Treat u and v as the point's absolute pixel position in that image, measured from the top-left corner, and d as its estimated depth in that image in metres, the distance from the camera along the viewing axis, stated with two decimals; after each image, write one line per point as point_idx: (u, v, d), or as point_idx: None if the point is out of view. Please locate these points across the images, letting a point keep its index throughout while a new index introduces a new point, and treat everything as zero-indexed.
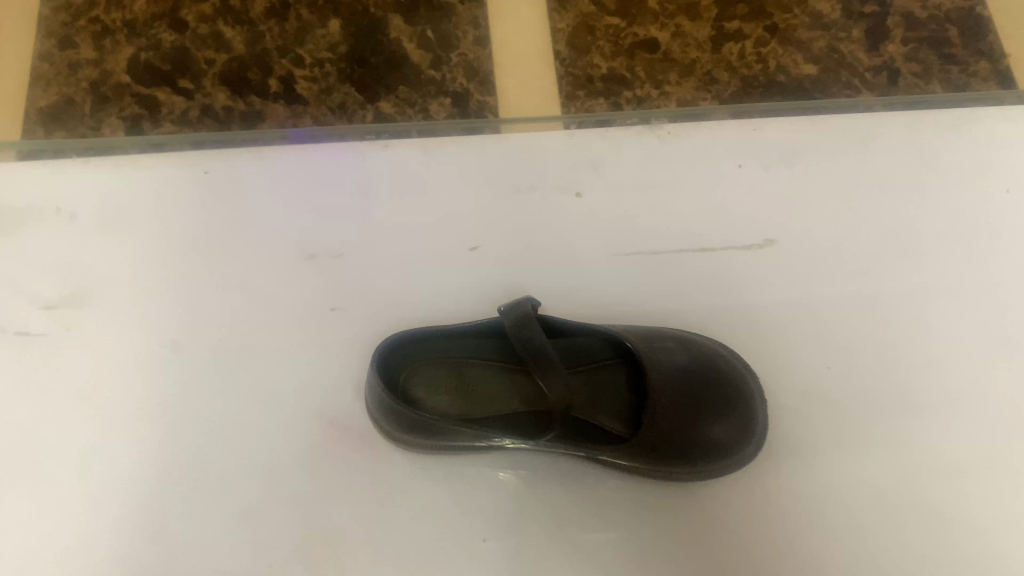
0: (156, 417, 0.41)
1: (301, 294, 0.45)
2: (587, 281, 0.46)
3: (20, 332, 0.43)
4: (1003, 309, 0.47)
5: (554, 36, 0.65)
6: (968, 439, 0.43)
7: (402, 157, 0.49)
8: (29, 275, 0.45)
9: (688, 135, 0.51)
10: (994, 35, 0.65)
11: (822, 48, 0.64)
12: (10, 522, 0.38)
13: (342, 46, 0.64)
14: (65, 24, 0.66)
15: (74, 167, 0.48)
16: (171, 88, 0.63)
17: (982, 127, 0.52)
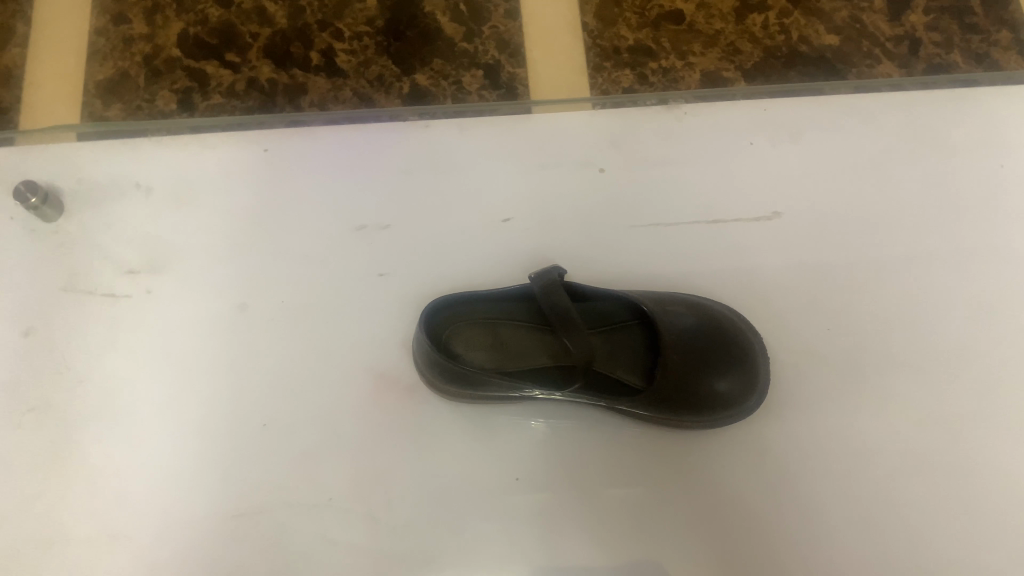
0: (222, 371, 0.46)
1: (348, 260, 0.49)
2: (613, 250, 0.50)
3: (107, 295, 0.47)
4: (1009, 276, 0.50)
5: (582, 8, 0.67)
6: (966, 396, 0.46)
7: (440, 134, 0.52)
8: (110, 243, 0.49)
9: (703, 115, 0.53)
10: (1017, 4, 0.67)
11: (844, 18, 0.66)
12: (98, 465, 0.43)
13: (379, 19, 0.67)
14: (118, 1, 0.69)
15: (145, 143, 0.51)
16: (219, 61, 0.67)
17: (995, 102, 0.55)
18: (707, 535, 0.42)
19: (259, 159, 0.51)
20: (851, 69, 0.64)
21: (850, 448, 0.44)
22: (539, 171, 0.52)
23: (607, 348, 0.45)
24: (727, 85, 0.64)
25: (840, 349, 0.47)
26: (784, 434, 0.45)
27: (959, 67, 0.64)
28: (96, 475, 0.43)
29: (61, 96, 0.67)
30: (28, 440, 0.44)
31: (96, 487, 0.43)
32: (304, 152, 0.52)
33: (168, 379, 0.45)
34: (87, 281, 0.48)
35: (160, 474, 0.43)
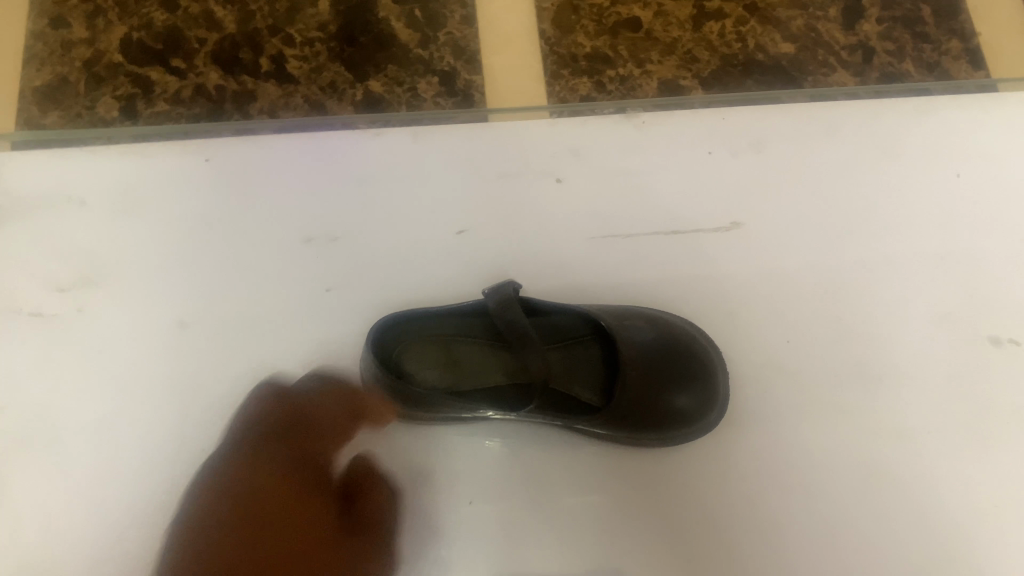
0: (161, 393, 0.44)
1: (294, 274, 0.47)
2: (571, 262, 0.49)
3: (35, 314, 0.45)
4: (969, 285, 0.50)
5: (539, 15, 0.66)
6: (928, 406, 0.46)
7: (393, 144, 0.51)
8: (39, 259, 0.47)
9: (662, 124, 0.53)
10: (967, 14, 0.67)
11: (799, 27, 0.66)
12: (23, 495, 0.41)
13: (331, 25, 0.66)
14: (57, 4, 0.67)
15: (77, 154, 0.49)
16: (164, 67, 0.65)
17: (950, 111, 0.55)
18: (668, 555, 0.41)
19: (200, 168, 0.49)
20: (807, 77, 0.65)
21: (813, 457, 0.44)
22: (496, 182, 0.50)
23: (565, 365, 0.45)
24: (685, 93, 0.64)
25: (802, 358, 0.47)
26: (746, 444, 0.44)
27: (913, 76, 0.65)
28: (23, 504, 0.41)
29: None
30: None
31: (26, 515, 0.40)
32: (251, 162, 0.50)
33: (105, 398, 0.43)
34: (14, 300, 0.45)
35: (96, 498, 0.41)
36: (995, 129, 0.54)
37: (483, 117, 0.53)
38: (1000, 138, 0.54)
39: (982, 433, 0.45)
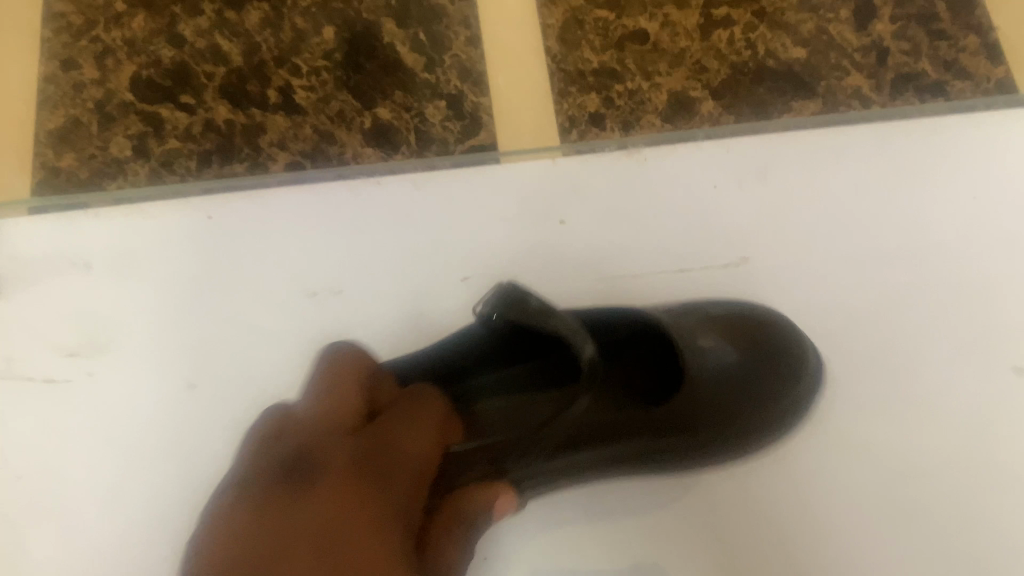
0: (178, 454, 0.46)
1: (304, 328, 0.49)
2: (576, 306, 0.48)
3: (47, 380, 0.48)
4: (991, 312, 0.50)
5: (545, 33, 0.66)
6: (945, 440, 0.47)
7: (395, 194, 0.52)
8: (52, 325, 0.49)
9: (665, 158, 0.53)
10: (984, 7, 0.65)
11: (810, 31, 0.65)
12: (51, 551, 0.45)
13: (337, 53, 0.66)
14: (67, 45, 0.67)
15: (85, 218, 0.51)
16: (174, 103, 0.65)
17: (960, 130, 0.55)
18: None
19: (200, 228, 0.51)
20: (821, 81, 0.63)
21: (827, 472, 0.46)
22: (502, 225, 0.51)
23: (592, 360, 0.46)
24: (696, 105, 0.63)
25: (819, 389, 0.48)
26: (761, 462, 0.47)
27: (930, 76, 0.63)
28: (49, 559, 0.44)
29: (10, 147, 0.65)
30: None
31: (71, 572, 0.44)
32: (258, 219, 0.51)
33: (128, 455, 0.46)
34: (31, 365, 0.48)
35: (135, 554, 0.44)
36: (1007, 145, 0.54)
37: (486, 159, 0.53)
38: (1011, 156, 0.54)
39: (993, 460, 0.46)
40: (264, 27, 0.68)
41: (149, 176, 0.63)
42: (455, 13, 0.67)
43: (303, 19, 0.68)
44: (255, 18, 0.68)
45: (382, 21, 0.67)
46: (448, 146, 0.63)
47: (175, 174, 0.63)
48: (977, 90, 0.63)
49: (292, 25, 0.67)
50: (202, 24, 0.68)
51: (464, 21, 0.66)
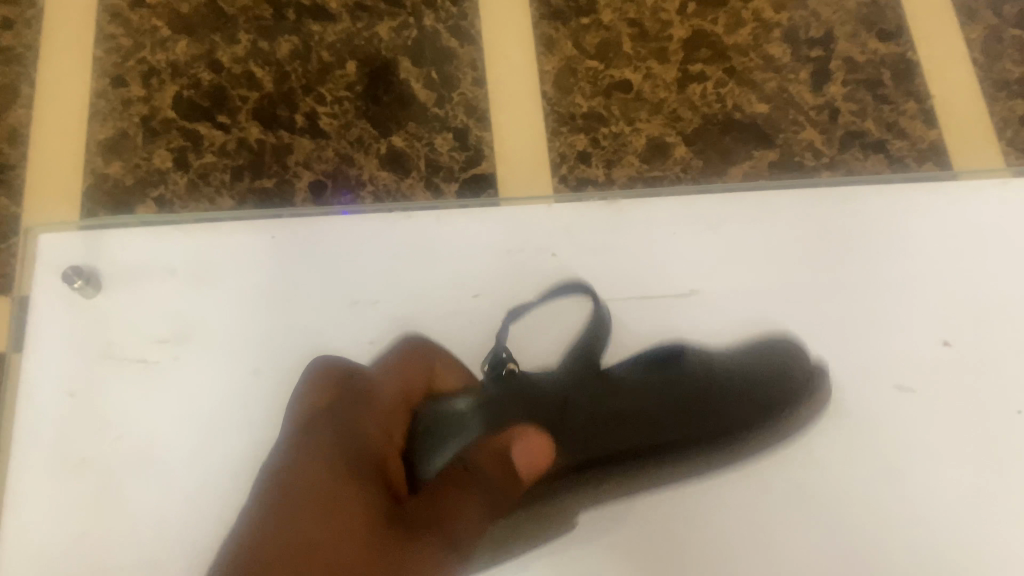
0: (244, 430, 0.54)
1: (342, 329, 0.58)
2: (562, 326, 0.58)
3: (141, 362, 0.56)
4: (896, 362, 0.58)
5: (542, 78, 0.75)
6: (853, 464, 0.55)
7: (422, 224, 0.61)
8: (146, 316, 0.57)
9: (641, 207, 0.62)
10: (923, 77, 0.75)
11: (773, 89, 0.74)
12: (138, 504, 0.53)
13: (358, 85, 0.74)
14: (117, 65, 0.76)
15: (176, 230, 0.60)
16: (211, 122, 0.73)
17: (873, 198, 0.64)
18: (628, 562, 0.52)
19: (266, 246, 0.59)
20: (780, 134, 0.73)
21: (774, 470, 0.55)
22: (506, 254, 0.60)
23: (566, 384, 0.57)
24: (670, 149, 0.72)
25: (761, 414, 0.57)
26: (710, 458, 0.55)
27: (873, 134, 0.73)
28: (133, 508, 0.52)
29: (65, 154, 0.73)
30: (80, 484, 0.53)
31: (144, 522, 0.52)
32: (303, 240, 0.60)
33: (195, 432, 0.54)
34: (127, 350, 0.56)
35: (200, 513, 0.52)
36: (913, 212, 0.63)
37: (493, 201, 0.62)
38: (918, 220, 0.63)
39: (919, 473, 0.55)
40: (294, 57, 0.76)
41: (188, 186, 0.71)
42: (465, 56, 0.76)
43: (329, 53, 0.76)
44: (286, 48, 0.76)
45: (399, 59, 0.76)
46: (453, 174, 0.72)
47: (211, 185, 0.71)
48: (913, 149, 0.72)
49: (319, 58, 0.76)
50: (238, 52, 0.76)
51: (472, 64, 0.75)
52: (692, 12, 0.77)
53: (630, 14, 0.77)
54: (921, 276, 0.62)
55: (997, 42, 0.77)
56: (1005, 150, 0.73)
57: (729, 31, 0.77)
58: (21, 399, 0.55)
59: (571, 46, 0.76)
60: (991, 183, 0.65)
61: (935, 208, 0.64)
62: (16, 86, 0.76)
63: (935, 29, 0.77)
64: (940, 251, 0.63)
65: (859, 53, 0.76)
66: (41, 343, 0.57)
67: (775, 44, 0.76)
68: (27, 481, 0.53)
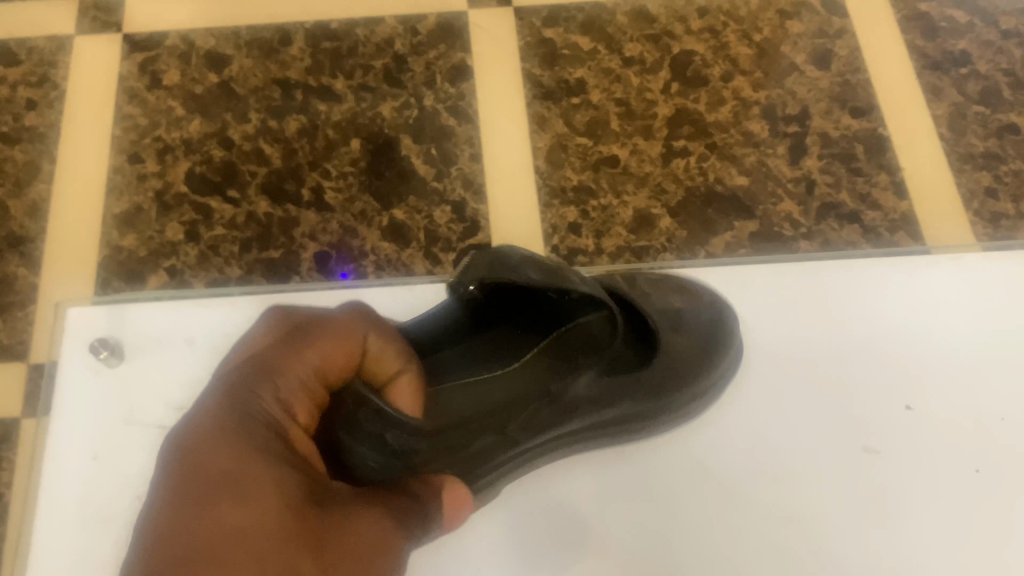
0: None
1: None
2: None
3: (159, 427, 0.58)
4: (866, 425, 0.57)
5: (534, 154, 0.79)
6: (823, 523, 0.53)
7: (421, 296, 0.64)
8: (164, 383, 0.60)
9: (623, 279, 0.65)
10: (893, 151, 0.80)
11: (752, 163, 0.79)
12: None
13: (362, 161, 0.79)
14: (134, 143, 0.80)
15: (198, 303, 0.64)
16: (222, 196, 0.77)
17: (836, 270, 0.64)
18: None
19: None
20: (759, 206, 0.77)
21: (743, 524, 0.53)
22: None
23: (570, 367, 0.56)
24: (656, 221, 0.76)
25: (727, 462, 0.55)
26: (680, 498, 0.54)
27: (847, 206, 0.77)
28: None
29: (83, 226, 0.77)
30: (97, 545, 0.54)
31: None
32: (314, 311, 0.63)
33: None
34: (145, 415, 0.59)
35: None
36: (871, 283, 0.63)
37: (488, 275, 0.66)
38: (884, 292, 0.63)
39: (884, 528, 0.53)
40: (301, 135, 0.80)
41: (198, 257, 0.75)
42: (462, 134, 0.80)
43: (334, 131, 0.80)
44: (294, 126, 0.81)
45: (400, 137, 0.80)
46: (452, 244, 0.75)
47: (221, 257, 0.75)
48: (885, 219, 0.77)
49: (325, 136, 0.80)
50: (249, 130, 0.81)
51: (469, 141, 0.80)
52: (675, 91, 0.83)
53: (617, 93, 0.82)
54: (880, 341, 0.60)
55: (962, 118, 0.82)
56: (973, 220, 0.77)
57: (710, 109, 0.82)
58: (47, 463, 0.57)
59: (562, 124, 0.81)
60: (946, 259, 0.65)
61: (893, 280, 0.64)
62: (38, 162, 0.80)
63: (903, 107, 0.82)
64: (899, 315, 0.62)
65: (833, 128, 0.81)
66: (65, 408, 0.59)
67: (754, 121, 0.81)
68: (48, 541, 0.55)
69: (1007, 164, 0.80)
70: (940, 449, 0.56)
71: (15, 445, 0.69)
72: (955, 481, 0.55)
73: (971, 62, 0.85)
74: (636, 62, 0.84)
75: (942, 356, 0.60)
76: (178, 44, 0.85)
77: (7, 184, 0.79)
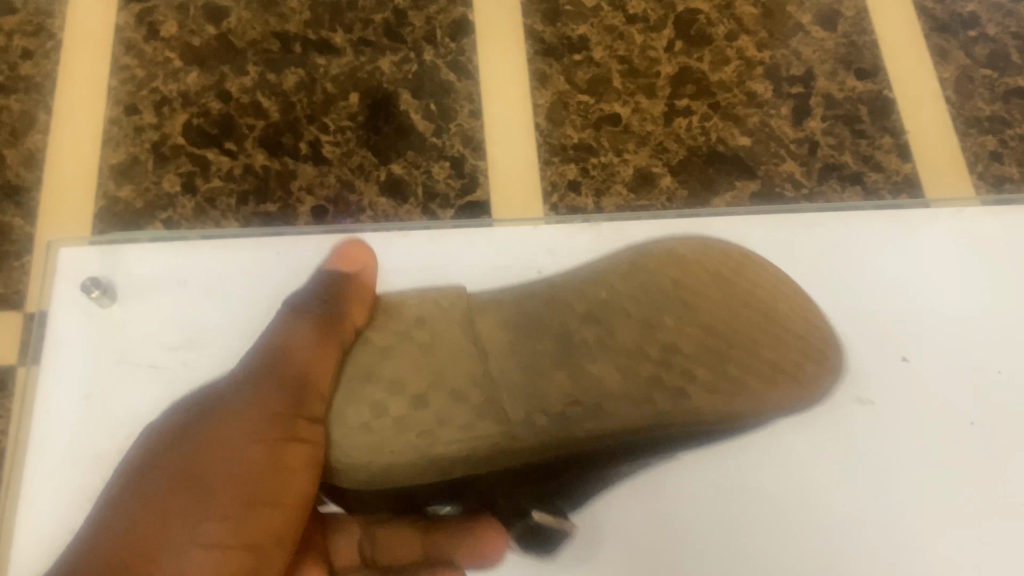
0: None
1: None
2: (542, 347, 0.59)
3: (152, 367, 0.59)
4: (870, 387, 0.58)
5: (535, 111, 0.79)
6: (827, 483, 0.56)
7: (415, 243, 0.63)
8: (156, 324, 0.60)
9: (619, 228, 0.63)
10: (898, 113, 0.79)
11: (755, 123, 0.78)
12: None
13: (360, 116, 0.78)
14: (130, 94, 0.80)
15: (194, 244, 0.63)
16: (219, 149, 0.77)
17: (836, 224, 0.64)
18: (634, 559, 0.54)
19: (271, 261, 0.62)
20: (761, 166, 0.76)
21: (754, 515, 0.55)
22: (494, 272, 0.62)
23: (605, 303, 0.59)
24: (656, 179, 0.76)
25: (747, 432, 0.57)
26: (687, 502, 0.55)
27: (850, 167, 0.76)
28: None
29: (78, 177, 0.76)
30: (93, 479, 0.56)
31: None
32: (305, 255, 0.63)
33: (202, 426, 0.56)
34: (138, 355, 0.59)
35: None
36: (873, 237, 0.63)
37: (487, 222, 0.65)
38: (880, 246, 0.63)
39: (884, 496, 0.56)
40: (299, 89, 0.79)
41: (195, 209, 0.75)
42: (462, 90, 0.79)
43: (333, 85, 0.80)
44: (292, 80, 0.80)
45: (400, 92, 0.79)
46: (450, 200, 0.75)
47: (217, 209, 0.74)
48: (888, 181, 0.76)
49: (323, 90, 0.79)
50: (246, 83, 0.80)
51: (469, 97, 0.79)
52: (679, 50, 0.81)
53: (620, 51, 0.81)
54: (880, 296, 0.61)
55: (969, 81, 0.81)
56: (976, 183, 0.76)
57: (714, 68, 0.81)
58: (39, 402, 0.58)
59: (563, 81, 0.80)
60: (946, 212, 0.65)
61: (892, 236, 0.64)
62: (34, 112, 0.79)
63: (909, 69, 0.81)
64: (900, 269, 0.62)
65: (838, 89, 0.80)
66: (61, 348, 0.60)
67: (758, 82, 0.80)
68: (44, 476, 0.56)
69: (1012, 128, 0.79)
70: (937, 405, 0.58)
71: (11, 392, 0.69)
72: (957, 440, 0.57)
73: (979, 24, 0.83)
74: (640, 19, 0.83)
75: (940, 311, 0.61)
76: None
77: (3, 133, 0.78)
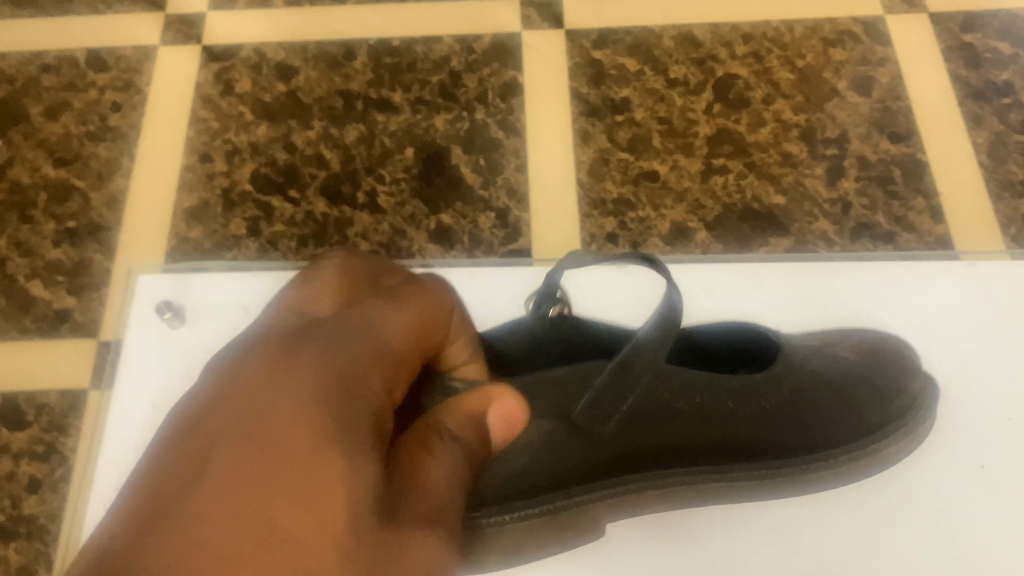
0: None
1: None
2: None
3: None
4: None
5: (578, 167, 0.83)
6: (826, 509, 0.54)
7: (456, 279, 0.67)
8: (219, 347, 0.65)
9: (644, 270, 0.67)
10: (932, 176, 0.81)
11: (790, 182, 0.81)
12: None
13: (414, 168, 0.84)
14: (205, 143, 0.87)
15: (260, 274, 0.69)
16: (283, 196, 0.83)
17: (852, 272, 0.66)
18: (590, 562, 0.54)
19: None
20: (795, 224, 0.79)
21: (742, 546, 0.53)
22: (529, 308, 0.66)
23: None
24: (692, 233, 0.79)
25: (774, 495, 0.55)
26: (713, 549, 0.53)
27: (883, 226, 0.78)
28: None
29: (154, 218, 0.83)
30: None
31: None
32: None
33: None
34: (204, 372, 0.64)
35: None
36: (881, 283, 0.66)
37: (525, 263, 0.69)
38: (893, 291, 0.65)
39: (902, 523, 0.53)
40: (359, 143, 0.85)
41: (258, 250, 0.80)
42: (510, 146, 0.85)
43: (391, 140, 0.86)
44: (353, 135, 0.86)
45: (451, 147, 0.85)
46: (494, 248, 0.79)
47: (278, 251, 0.80)
48: (920, 241, 0.78)
49: (381, 144, 0.85)
50: (310, 136, 0.86)
51: (515, 152, 0.84)
52: (717, 112, 0.86)
53: (661, 112, 0.86)
54: None
55: (1002, 146, 0.83)
56: (1009, 244, 0.77)
57: (751, 130, 0.84)
58: (108, 416, 0.62)
59: (605, 141, 0.84)
60: (961, 266, 0.66)
61: (904, 283, 0.66)
62: (119, 159, 0.87)
63: (944, 134, 0.83)
64: (913, 313, 0.64)
65: (871, 152, 0.83)
66: (133, 362, 0.65)
67: (793, 143, 0.84)
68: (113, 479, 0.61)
69: None
70: (947, 442, 0.56)
71: (81, 414, 0.75)
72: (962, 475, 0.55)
73: (1014, 92, 0.86)
74: (680, 83, 0.88)
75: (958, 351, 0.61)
76: (251, 56, 0.92)
77: (91, 177, 0.86)
